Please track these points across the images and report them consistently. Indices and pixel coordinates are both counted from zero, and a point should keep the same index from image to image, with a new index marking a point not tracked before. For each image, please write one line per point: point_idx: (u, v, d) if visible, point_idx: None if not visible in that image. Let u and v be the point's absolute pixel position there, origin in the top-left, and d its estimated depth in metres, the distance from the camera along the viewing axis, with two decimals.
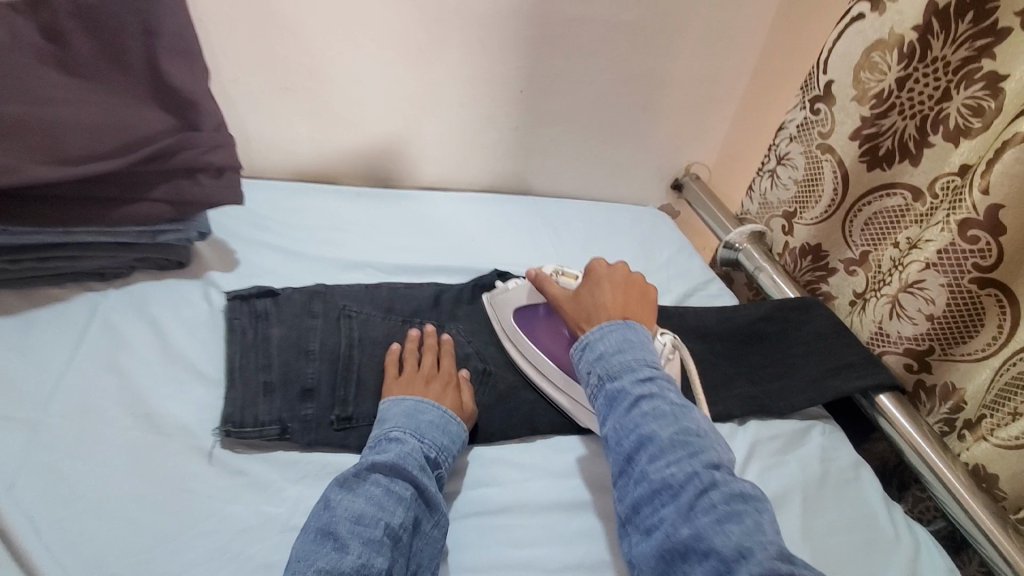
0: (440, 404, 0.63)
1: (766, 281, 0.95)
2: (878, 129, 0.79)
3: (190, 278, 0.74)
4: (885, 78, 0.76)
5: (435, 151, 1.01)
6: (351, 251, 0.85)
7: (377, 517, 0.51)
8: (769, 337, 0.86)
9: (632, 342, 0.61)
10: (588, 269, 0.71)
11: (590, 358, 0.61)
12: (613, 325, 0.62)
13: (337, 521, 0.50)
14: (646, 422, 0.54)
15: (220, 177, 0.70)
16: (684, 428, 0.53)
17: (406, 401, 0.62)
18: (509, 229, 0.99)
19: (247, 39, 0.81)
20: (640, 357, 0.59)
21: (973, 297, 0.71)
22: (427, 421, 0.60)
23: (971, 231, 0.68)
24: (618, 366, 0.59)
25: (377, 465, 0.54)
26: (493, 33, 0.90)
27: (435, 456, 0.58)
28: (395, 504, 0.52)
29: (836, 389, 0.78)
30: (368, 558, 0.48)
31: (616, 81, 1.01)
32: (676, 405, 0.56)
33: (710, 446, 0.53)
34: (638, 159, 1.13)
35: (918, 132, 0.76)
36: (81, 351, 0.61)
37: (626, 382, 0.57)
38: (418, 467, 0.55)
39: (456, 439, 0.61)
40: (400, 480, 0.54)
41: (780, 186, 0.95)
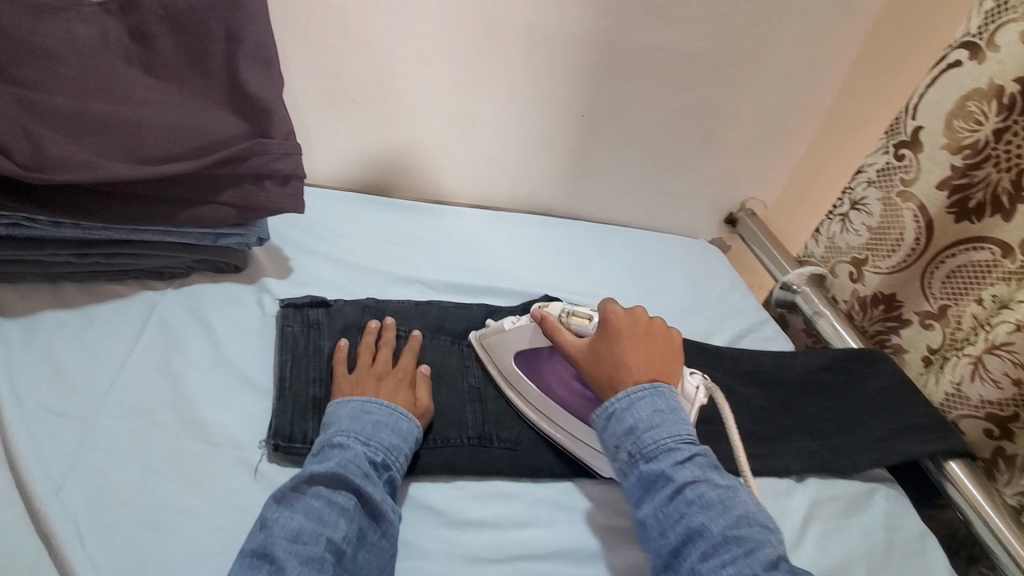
0: (391, 402, 0.59)
1: (825, 327, 0.91)
2: (969, 180, 0.75)
3: (245, 282, 0.74)
4: (981, 127, 0.73)
5: (491, 170, 1.00)
6: (403, 266, 0.84)
7: (317, 533, 0.47)
8: (831, 388, 0.81)
9: (664, 413, 0.56)
10: (603, 317, 0.64)
11: (619, 431, 0.56)
12: (638, 391, 0.58)
13: (272, 541, 0.46)
14: (693, 514, 0.51)
15: (286, 185, 0.71)
16: (733, 517, 0.50)
17: (350, 403, 0.58)
18: (560, 253, 0.96)
19: (323, 50, 0.82)
20: (676, 433, 0.55)
21: None
22: (374, 422, 0.56)
23: None
24: (652, 443, 0.55)
25: (318, 476, 0.50)
26: (563, 56, 0.89)
27: (381, 459, 0.54)
28: (337, 516, 0.48)
29: (904, 451, 0.74)
30: None
31: (680, 111, 0.99)
32: (722, 489, 0.52)
33: (766, 538, 0.50)
34: (695, 191, 1.10)
35: (1014, 185, 0.72)
36: (138, 350, 0.61)
37: (666, 465, 0.53)
38: (361, 474, 0.51)
39: (407, 438, 0.57)
40: (343, 490, 0.50)
41: (851, 231, 0.90)
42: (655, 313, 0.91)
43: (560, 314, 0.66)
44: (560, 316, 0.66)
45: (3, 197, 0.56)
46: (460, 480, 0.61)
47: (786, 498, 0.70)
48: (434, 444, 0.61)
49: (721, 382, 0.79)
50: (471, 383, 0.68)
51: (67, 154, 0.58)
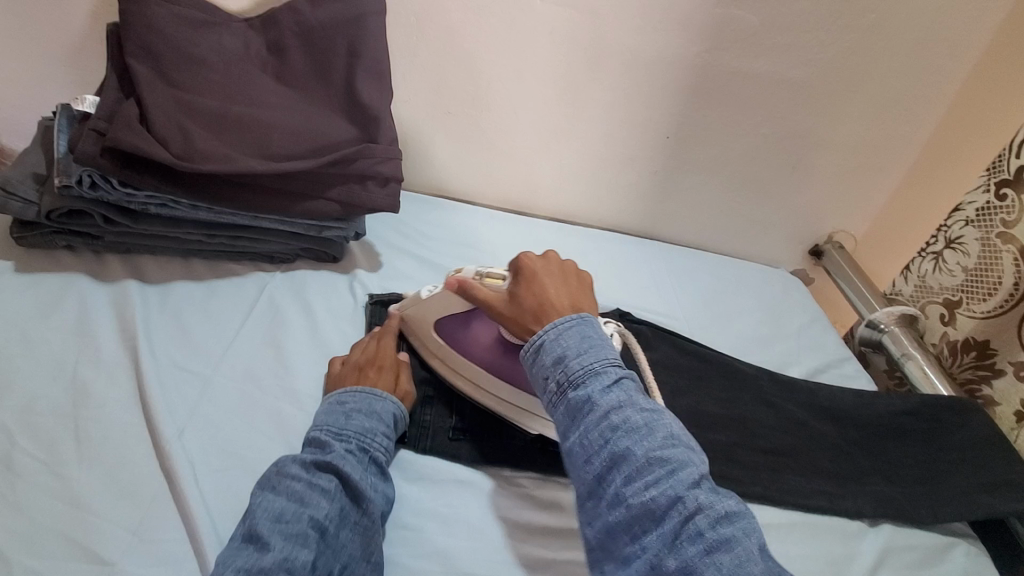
0: (363, 387, 0.61)
1: (914, 370, 0.87)
2: None
3: (341, 272, 0.81)
4: None
5: (572, 184, 1.03)
6: (482, 269, 0.89)
7: (300, 512, 0.49)
8: (912, 434, 0.77)
9: (592, 339, 0.54)
10: (517, 268, 0.62)
11: (547, 362, 0.54)
12: (566, 321, 0.55)
13: (256, 523, 0.47)
14: (618, 439, 0.48)
15: (385, 186, 0.77)
16: (657, 438, 0.48)
17: (328, 399, 0.60)
18: (633, 270, 0.98)
19: (427, 68, 0.90)
20: (603, 357, 0.53)
21: None
22: (346, 411, 0.58)
23: None
24: (579, 370, 0.52)
25: (298, 462, 0.52)
26: (654, 79, 0.91)
27: (361, 442, 0.56)
28: (318, 496, 0.50)
29: (991, 508, 0.69)
30: (291, 552, 0.46)
31: (768, 138, 0.98)
32: (648, 411, 0.50)
33: (690, 456, 0.47)
34: (776, 219, 1.08)
35: None
36: (248, 322, 0.69)
37: (591, 390, 0.51)
38: (339, 456, 0.54)
39: (385, 420, 0.60)
40: (323, 473, 0.52)
41: (945, 270, 0.91)
42: (725, 336, 0.91)
43: (474, 275, 0.65)
44: (475, 278, 0.65)
45: (157, 181, 0.66)
46: (522, 474, 0.64)
47: (855, 539, 0.67)
48: (499, 436, 0.65)
49: (792, 414, 0.77)
50: None
51: (210, 148, 0.67)
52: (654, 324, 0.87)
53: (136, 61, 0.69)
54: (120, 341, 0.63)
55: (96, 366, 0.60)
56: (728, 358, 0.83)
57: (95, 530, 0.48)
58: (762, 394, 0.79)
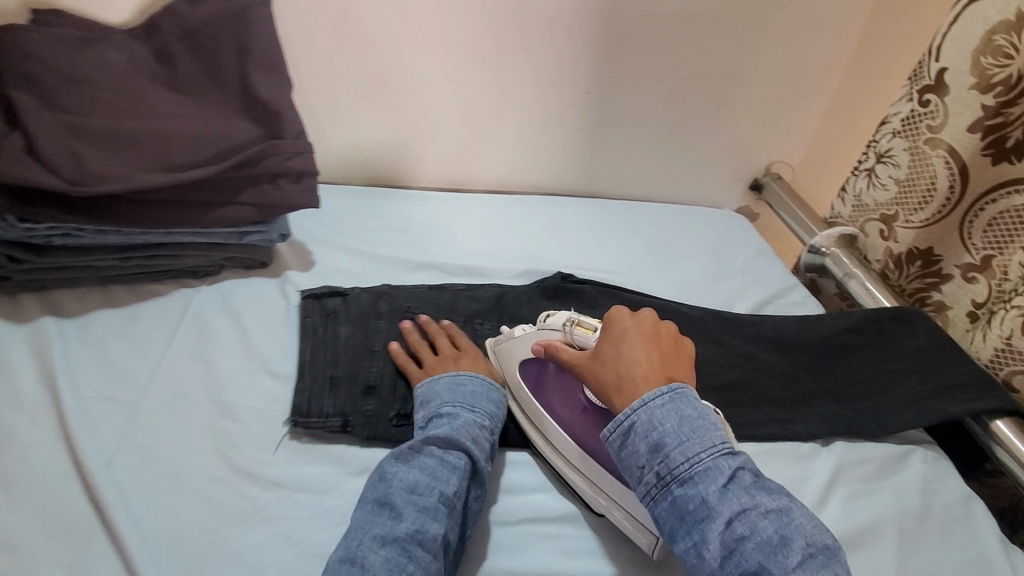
0: (480, 375, 0.66)
1: (856, 288, 0.90)
2: (1005, 118, 0.73)
3: (271, 276, 0.79)
4: (1011, 61, 0.71)
5: (503, 154, 1.02)
6: (420, 253, 0.87)
7: (431, 486, 0.53)
8: (857, 350, 0.79)
9: (693, 423, 0.52)
10: (608, 321, 0.60)
11: (644, 452, 0.52)
12: (657, 398, 0.53)
13: (393, 492, 0.52)
14: (745, 550, 0.46)
15: (299, 181, 0.75)
16: (792, 551, 0.45)
17: (443, 377, 0.64)
18: (574, 230, 0.97)
19: (329, 54, 0.87)
20: (708, 447, 0.51)
21: None
22: (471, 394, 0.63)
23: None
24: (685, 465, 0.50)
25: (434, 438, 0.56)
26: (565, 33, 0.89)
27: (484, 428, 0.60)
28: (449, 474, 0.54)
29: (941, 412, 0.69)
30: (423, 524, 0.50)
31: (689, 78, 0.97)
32: (774, 512, 0.47)
33: (829, 565, 0.45)
34: (711, 160, 1.08)
35: None
36: (174, 341, 0.67)
37: (704, 492, 0.49)
38: (469, 439, 0.58)
39: (500, 407, 0.65)
40: (453, 450, 0.56)
41: (879, 186, 0.90)
42: (671, 284, 0.91)
43: (563, 325, 0.65)
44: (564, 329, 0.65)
45: (55, 211, 0.64)
46: None
47: (809, 461, 0.67)
48: None
49: (740, 348, 0.78)
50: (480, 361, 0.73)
51: (105, 168, 0.65)
52: (598, 282, 0.87)
53: (13, 88, 0.65)
54: (40, 380, 0.61)
55: (16, 409, 0.58)
56: (674, 305, 0.83)
57: (27, 571, 0.48)
58: (709, 335, 0.79)
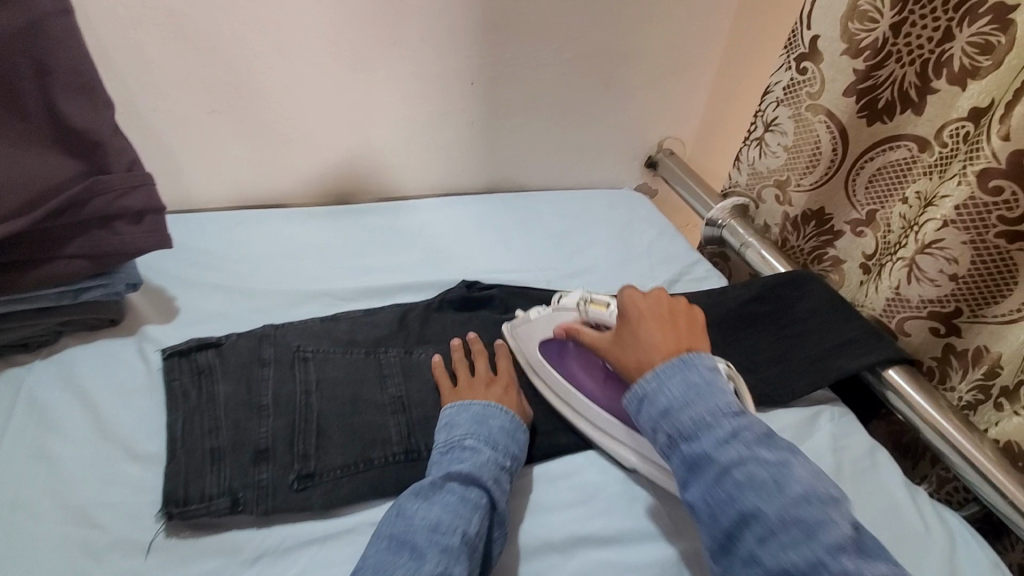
0: (507, 408, 0.61)
1: (753, 257, 0.94)
2: (874, 82, 0.78)
3: (124, 335, 0.67)
4: (877, 25, 0.74)
5: (389, 158, 0.95)
6: (309, 279, 0.78)
7: (453, 526, 0.49)
8: (764, 318, 0.81)
9: (700, 386, 0.51)
10: (619, 304, 0.61)
11: (653, 413, 0.52)
12: (668, 367, 0.53)
13: (413, 530, 0.49)
14: (745, 496, 0.45)
15: (140, 222, 0.64)
16: (793, 497, 0.44)
17: (472, 407, 0.60)
18: (475, 231, 0.93)
19: (165, 66, 0.76)
20: (714, 406, 0.50)
21: (1002, 253, 0.66)
22: (496, 428, 0.59)
23: (993, 181, 0.64)
24: (689, 422, 0.50)
25: (456, 472, 0.53)
26: (437, 25, 0.84)
27: (508, 465, 0.57)
28: (471, 512, 0.51)
29: (840, 369, 0.73)
30: (446, 566, 0.47)
31: (574, 62, 0.96)
32: (773, 463, 0.46)
33: (831, 512, 0.43)
34: (605, 141, 1.08)
35: (919, 78, 0.74)
36: (4, 438, 0.55)
37: (705, 445, 0.48)
38: (491, 477, 0.54)
39: (523, 447, 0.60)
40: (474, 487, 0.53)
41: (769, 154, 0.92)
42: (581, 275, 0.89)
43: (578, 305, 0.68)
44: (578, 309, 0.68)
45: None
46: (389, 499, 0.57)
47: None
48: (355, 468, 0.56)
49: None
50: (392, 394, 0.63)
51: None
52: (507, 285, 0.83)
53: None
54: None
55: None
56: None
57: None
58: None
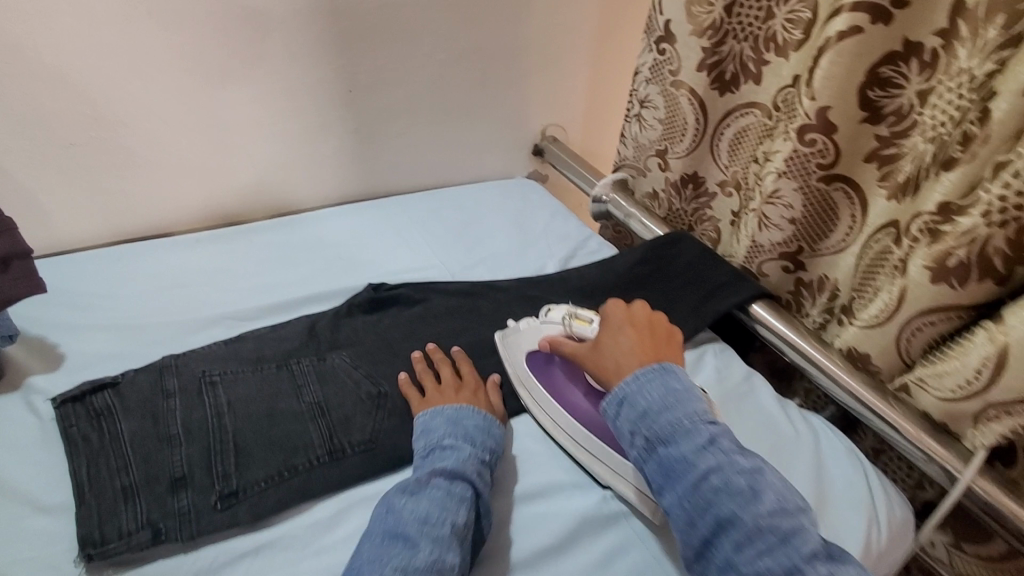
0: (477, 408, 0.65)
1: (636, 225, 1.04)
2: (719, 57, 0.88)
3: (6, 391, 0.63)
4: (713, 8, 0.84)
5: (277, 172, 0.96)
6: (208, 304, 0.77)
7: (442, 518, 0.52)
8: (650, 277, 0.89)
9: (678, 393, 0.56)
10: (605, 313, 0.67)
11: (633, 417, 0.56)
12: (648, 372, 0.58)
13: (404, 524, 0.51)
14: (721, 501, 0.49)
15: (6, 270, 0.60)
16: (766, 505, 0.48)
17: (445, 410, 0.63)
18: (375, 235, 0.95)
19: (10, 102, 0.72)
20: (690, 413, 0.55)
21: (824, 195, 0.79)
22: (471, 426, 0.62)
23: (809, 135, 0.75)
24: (667, 426, 0.54)
25: (440, 469, 0.56)
26: (303, 37, 0.86)
27: (487, 458, 0.60)
28: (458, 504, 0.54)
29: (715, 310, 0.83)
30: (439, 556, 0.49)
31: (449, 62, 1.00)
32: (749, 471, 0.51)
33: (798, 521, 0.48)
34: (492, 134, 1.14)
35: (754, 52, 0.86)
36: None
37: (684, 449, 0.52)
38: (474, 471, 0.57)
39: (500, 441, 0.64)
40: (459, 481, 0.56)
41: (648, 127, 1.01)
42: (485, 262, 0.94)
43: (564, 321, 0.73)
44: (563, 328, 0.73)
45: None
46: (320, 500, 0.58)
47: None
48: (279, 478, 0.57)
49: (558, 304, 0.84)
50: (309, 402, 0.64)
51: None
52: (413, 282, 0.86)
53: None
54: None
55: None
56: (489, 286, 0.86)
57: None
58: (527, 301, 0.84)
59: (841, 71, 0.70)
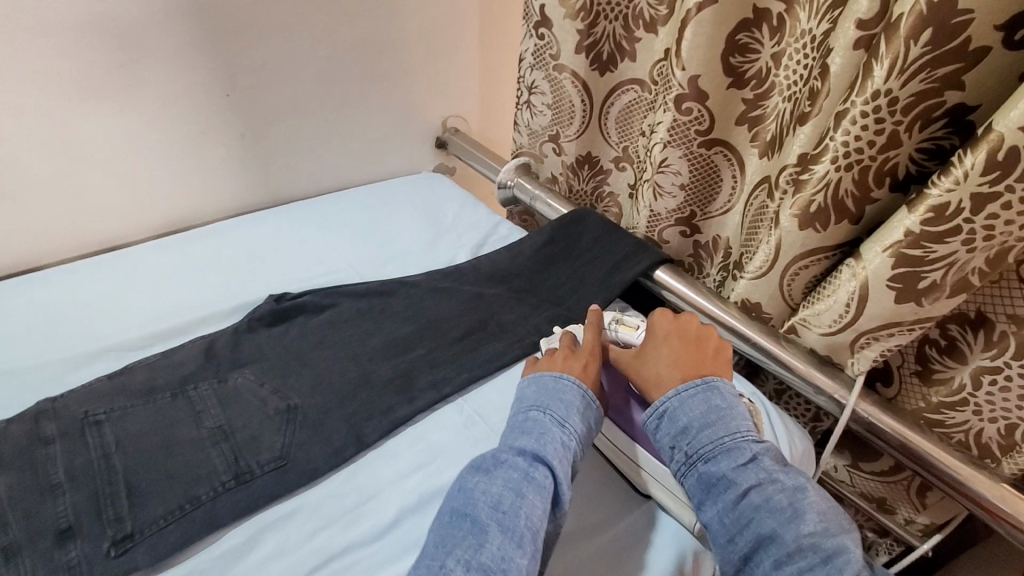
0: (575, 377, 0.65)
1: (542, 207, 1.06)
2: (595, 38, 0.91)
3: None
4: None
5: (160, 188, 0.92)
6: (87, 340, 0.70)
7: (517, 508, 0.51)
8: (559, 256, 0.92)
9: (721, 410, 0.59)
10: (654, 322, 0.70)
11: (673, 431, 0.60)
12: (690, 389, 0.61)
13: (475, 504, 0.52)
14: (762, 519, 0.52)
15: None
16: (809, 522, 0.51)
17: (539, 372, 0.66)
18: (273, 245, 0.90)
19: None
20: (732, 431, 0.57)
21: (708, 159, 0.84)
22: (565, 404, 0.61)
23: (685, 104, 0.79)
24: (708, 442, 0.57)
25: (522, 449, 0.56)
26: (165, 39, 0.81)
27: (575, 441, 0.59)
28: (535, 493, 0.53)
29: (622, 281, 0.86)
30: (509, 551, 0.49)
31: (332, 58, 0.97)
32: (791, 489, 0.53)
33: (840, 537, 0.50)
34: (391, 130, 1.12)
35: (625, 30, 0.89)
36: None
37: (725, 467, 0.55)
38: (558, 455, 0.56)
39: (594, 420, 0.63)
40: (541, 466, 0.55)
41: (538, 113, 1.03)
42: (395, 260, 0.92)
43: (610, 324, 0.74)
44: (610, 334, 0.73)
45: None
46: (231, 528, 0.55)
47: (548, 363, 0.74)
48: (180, 512, 0.54)
49: (471, 292, 0.84)
50: (210, 427, 0.60)
51: None
52: (319, 289, 0.83)
53: None
54: None
55: None
56: (399, 283, 0.84)
57: None
58: (440, 292, 0.84)
59: (703, 42, 0.74)
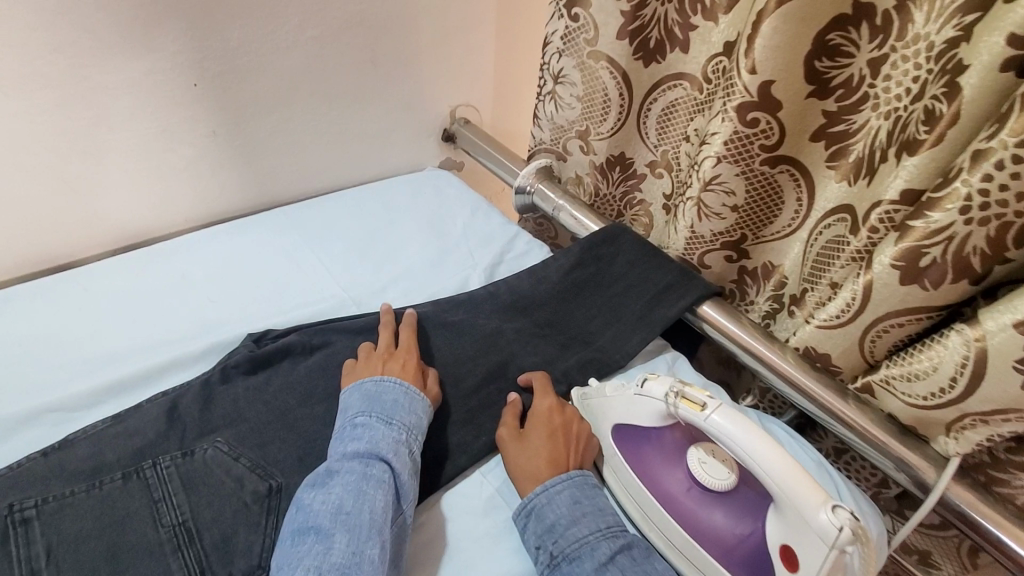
0: (403, 380, 0.58)
1: (568, 220, 0.91)
2: (642, 22, 0.76)
3: None
4: None
5: (115, 193, 0.77)
6: (20, 393, 0.57)
7: (359, 505, 0.47)
8: (589, 284, 0.79)
9: (586, 505, 0.53)
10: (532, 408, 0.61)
11: (539, 530, 0.52)
12: (558, 484, 0.54)
13: (315, 515, 0.47)
14: None
15: None
16: None
17: (364, 385, 0.57)
18: (253, 262, 0.77)
19: None
20: (597, 527, 0.52)
21: (768, 178, 0.70)
22: (391, 402, 0.56)
23: (750, 113, 0.65)
24: (572, 542, 0.50)
25: (350, 449, 0.51)
26: (116, 14, 0.66)
27: (408, 434, 0.54)
28: (375, 487, 0.49)
29: (664, 318, 0.73)
30: (358, 546, 0.45)
31: (322, 38, 0.82)
32: None
33: None
34: (392, 122, 0.97)
35: (679, 14, 0.74)
36: None
37: (587, 568, 0.49)
38: (391, 448, 0.52)
39: (425, 414, 0.58)
40: (375, 462, 0.50)
41: (565, 106, 0.88)
42: (397, 282, 0.79)
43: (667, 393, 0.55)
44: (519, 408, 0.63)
45: None
46: None
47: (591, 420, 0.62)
48: None
49: (486, 328, 0.71)
50: (170, 525, 0.48)
51: None
52: (307, 323, 0.69)
53: None
54: None
55: None
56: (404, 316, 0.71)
57: None
58: (453, 329, 0.70)
59: (785, 41, 0.59)
